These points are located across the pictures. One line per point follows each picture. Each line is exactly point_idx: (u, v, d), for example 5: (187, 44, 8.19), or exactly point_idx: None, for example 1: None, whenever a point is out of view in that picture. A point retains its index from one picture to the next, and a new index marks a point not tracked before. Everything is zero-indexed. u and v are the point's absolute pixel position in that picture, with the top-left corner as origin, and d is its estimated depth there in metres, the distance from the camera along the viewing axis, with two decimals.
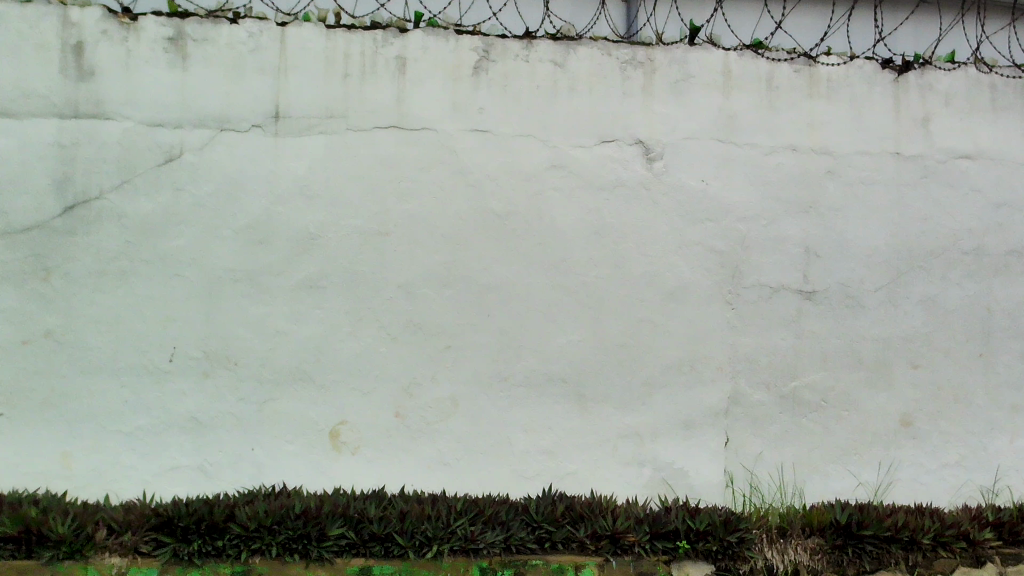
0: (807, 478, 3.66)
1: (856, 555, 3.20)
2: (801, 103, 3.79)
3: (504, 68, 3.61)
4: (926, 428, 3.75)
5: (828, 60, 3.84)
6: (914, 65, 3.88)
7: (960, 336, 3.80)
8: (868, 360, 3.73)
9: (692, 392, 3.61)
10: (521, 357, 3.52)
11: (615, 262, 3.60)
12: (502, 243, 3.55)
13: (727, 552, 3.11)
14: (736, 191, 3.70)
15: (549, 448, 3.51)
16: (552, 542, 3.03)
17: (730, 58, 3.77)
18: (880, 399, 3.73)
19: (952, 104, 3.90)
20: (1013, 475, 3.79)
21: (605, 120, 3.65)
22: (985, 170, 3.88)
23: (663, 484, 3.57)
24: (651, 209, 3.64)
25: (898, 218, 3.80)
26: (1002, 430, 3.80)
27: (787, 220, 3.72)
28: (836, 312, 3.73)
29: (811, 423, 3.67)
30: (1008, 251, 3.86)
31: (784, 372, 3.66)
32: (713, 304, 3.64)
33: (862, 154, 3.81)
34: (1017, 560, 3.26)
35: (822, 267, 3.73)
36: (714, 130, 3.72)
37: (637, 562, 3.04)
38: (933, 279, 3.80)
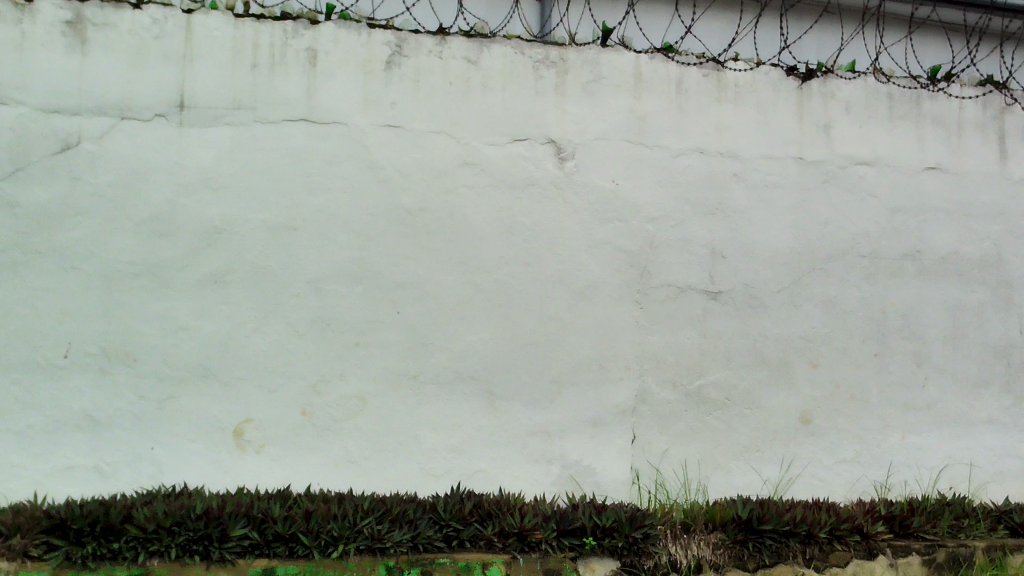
0: (711, 474, 3.73)
1: (756, 549, 3.27)
2: (709, 107, 3.87)
3: (417, 63, 3.58)
4: (824, 426, 3.87)
5: (736, 66, 3.94)
6: (817, 73, 4.00)
7: (857, 336, 3.93)
8: (769, 359, 3.83)
9: (600, 390, 3.65)
10: (430, 355, 3.50)
11: (525, 260, 3.61)
12: (412, 239, 3.52)
13: (632, 548, 3.15)
14: (645, 192, 3.75)
15: (457, 446, 3.50)
16: (459, 539, 3.04)
17: (641, 60, 3.82)
18: (781, 397, 3.83)
19: (852, 112, 4.03)
20: (905, 470, 3.94)
21: (518, 118, 3.66)
22: (883, 176, 4.02)
23: (571, 482, 3.60)
24: (563, 209, 3.66)
25: (800, 221, 3.91)
26: (896, 427, 3.94)
27: (694, 222, 3.79)
28: (739, 312, 3.81)
29: (715, 420, 3.75)
30: (903, 255, 4.01)
31: (689, 371, 3.73)
32: (622, 303, 3.69)
33: (766, 158, 3.91)
34: (907, 552, 3.39)
35: (727, 268, 3.81)
36: (625, 131, 3.76)
37: (543, 559, 3.05)
38: (832, 281, 3.92)
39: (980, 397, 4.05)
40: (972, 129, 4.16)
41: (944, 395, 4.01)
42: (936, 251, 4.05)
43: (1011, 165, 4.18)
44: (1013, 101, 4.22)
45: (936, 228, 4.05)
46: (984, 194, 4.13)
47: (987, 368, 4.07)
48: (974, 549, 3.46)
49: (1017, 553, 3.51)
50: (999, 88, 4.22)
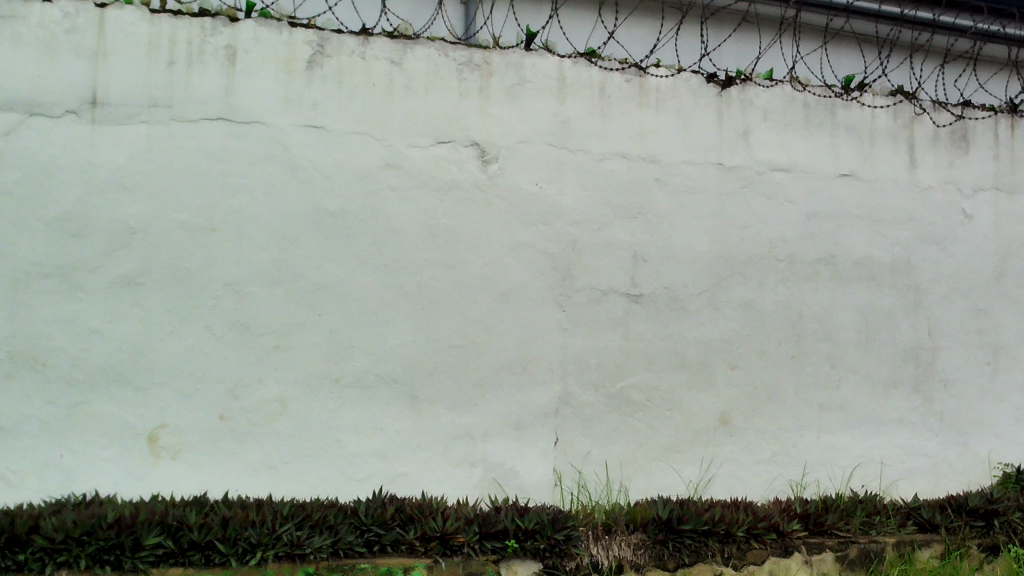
0: (632, 475, 3.77)
1: (676, 549, 3.31)
2: (631, 111, 3.91)
3: (339, 63, 3.54)
4: (742, 426, 3.95)
5: (658, 72, 3.98)
6: (736, 80, 4.08)
7: (773, 339, 4.02)
8: (689, 361, 3.89)
9: (523, 392, 3.66)
10: (352, 358, 3.46)
11: (449, 262, 3.60)
12: (334, 241, 3.48)
13: (554, 550, 3.15)
14: (568, 195, 3.77)
15: (379, 449, 3.47)
16: (381, 544, 3.02)
17: (564, 65, 3.84)
18: (700, 398, 3.89)
19: (770, 119, 4.12)
20: (819, 468, 4.04)
21: (441, 120, 3.64)
22: (799, 182, 4.12)
23: (494, 484, 3.60)
24: (486, 211, 3.66)
25: (719, 225, 3.98)
26: (811, 427, 4.04)
27: (616, 225, 3.83)
28: (660, 314, 3.86)
29: (636, 421, 3.79)
30: (818, 259, 4.11)
31: (611, 373, 3.76)
32: (545, 306, 3.70)
33: (687, 163, 3.97)
34: (821, 549, 3.48)
35: (648, 271, 3.86)
36: (548, 135, 3.78)
37: (466, 562, 3.05)
38: (750, 284, 4.00)
39: (891, 397, 4.18)
40: (883, 137, 4.29)
41: (856, 395, 4.12)
42: (849, 256, 4.16)
43: (919, 172, 4.33)
44: (921, 110, 4.37)
45: (849, 233, 4.17)
46: (895, 200, 4.26)
47: (897, 369, 4.20)
48: (884, 545, 3.56)
49: (924, 548, 3.63)
50: (909, 98, 4.36)
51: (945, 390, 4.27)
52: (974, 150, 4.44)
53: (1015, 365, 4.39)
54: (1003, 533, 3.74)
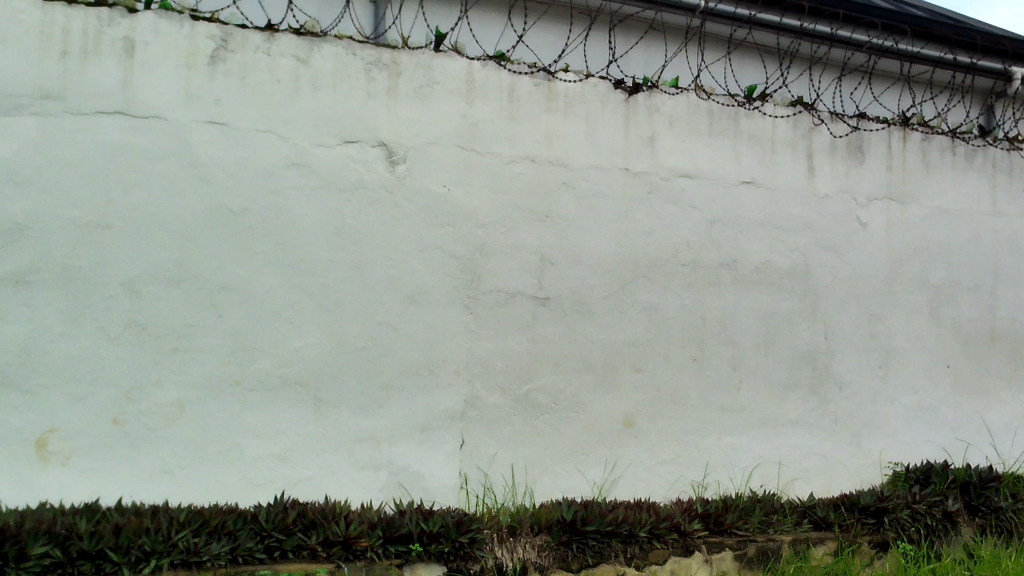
0: (537, 478, 3.79)
1: (580, 549, 3.33)
2: (540, 115, 3.94)
3: (244, 59, 3.46)
4: (646, 429, 4.00)
5: (566, 76, 4.02)
6: (643, 87, 4.14)
7: (677, 341, 4.09)
8: (595, 364, 3.93)
9: (429, 395, 3.64)
10: (254, 360, 3.39)
11: (356, 263, 3.56)
12: (237, 241, 3.40)
13: (458, 553, 3.14)
14: (476, 198, 3.77)
15: (282, 453, 3.41)
16: (282, 550, 2.96)
17: (474, 67, 3.84)
18: (606, 401, 3.94)
19: (676, 126, 4.20)
20: (720, 469, 4.13)
21: (348, 120, 3.60)
22: (703, 189, 4.21)
23: (398, 488, 3.57)
24: (393, 213, 3.63)
25: (625, 230, 4.04)
26: (712, 429, 4.13)
27: (523, 228, 3.84)
28: (566, 317, 3.89)
29: (542, 424, 3.81)
30: (720, 264, 4.20)
31: (517, 376, 3.77)
32: (452, 308, 3.69)
33: (594, 167, 4.01)
34: (721, 548, 3.54)
35: (555, 274, 3.89)
36: (457, 137, 3.77)
37: (368, 566, 3.00)
38: (655, 288, 4.06)
39: (788, 399, 4.30)
40: (783, 146, 4.41)
41: (755, 397, 4.23)
42: (750, 262, 4.27)
43: (817, 181, 4.47)
44: (819, 121, 4.52)
45: (750, 239, 4.28)
46: (794, 208, 4.39)
47: (795, 372, 4.32)
48: (781, 542, 3.65)
49: (819, 545, 3.73)
50: (808, 108, 4.49)
51: (840, 392, 4.42)
52: (869, 161, 4.61)
53: (905, 368, 4.57)
54: (893, 530, 3.87)
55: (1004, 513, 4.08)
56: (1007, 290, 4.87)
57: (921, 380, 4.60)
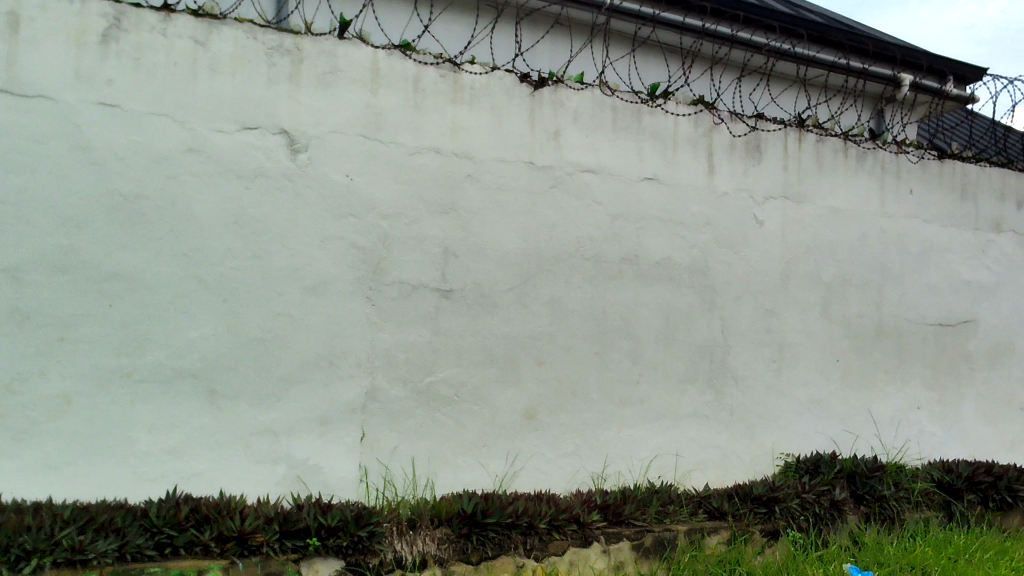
0: (439, 470, 3.77)
1: (479, 542, 3.33)
2: (445, 107, 3.91)
3: (138, 39, 3.34)
4: (547, 421, 4.03)
5: (472, 68, 4.01)
6: (548, 82, 4.16)
7: (578, 334, 4.13)
8: (497, 357, 3.93)
9: (329, 387, 3.58)
10: (146, 351, 3.29)
11: (254, 253, 3.48)
12: (129, 228, 3.29)
13: (357, 547, 3.11)
14: (379, 188, 3.73)
15: (174, 447, 3.32)
16: (173, 546, 2.88)
17: (379, 56, 3.79)
18: (508, 393, 3.95)
19: (580, 121, 4.23)
20: (620, 460, 4.19)
21: (248, 105, 3.51)
22: (606, 184, 4.25)
23: (297, 481, 3.51)
24: (294, 202, 3.56)
25: (529, 223, 4.05)
26: (612, 421, 4.18)
27: (427, 220, 3.82)
28: (469, 310, 3.88)
29: (444, 416, 3.80)
30: (622, 259, 4.26)
31: (419, 368, 3.75)
32: (353, 300, 3.64)
33: (499, 160, 4.01)
34: (618, 538, 3.58)
35: (459, 266, 3.87)
36: (361, 126, 3.72)
37: (264, 563, 2.94)
38: (557, 282, 4.09)
39: (686, 392, 4.39)
40: (684, 144, 4.50)
41: (655, 390, 4.30)
42: (651, 257, 4.34)
43: (716, 179, 4.57)
44: (719, 120, 4.61)
45: (651, 234, 4.35)
46: (694, 205, 4.48)
47: (693, 366, 4.41)
48: (676, 532, 3.72)
49: (713, 535, 3.81)
50: (709, 107, 4.59)
51: (735, 385, 4.53)
52: (766, 160, 4.73)
53: (797, 362, 4.71)
54: (783, 519, 3.98)
55: (887, 501, 4.25)
56: (894, 287, 5.08)
57: (812, 373, 4.76)
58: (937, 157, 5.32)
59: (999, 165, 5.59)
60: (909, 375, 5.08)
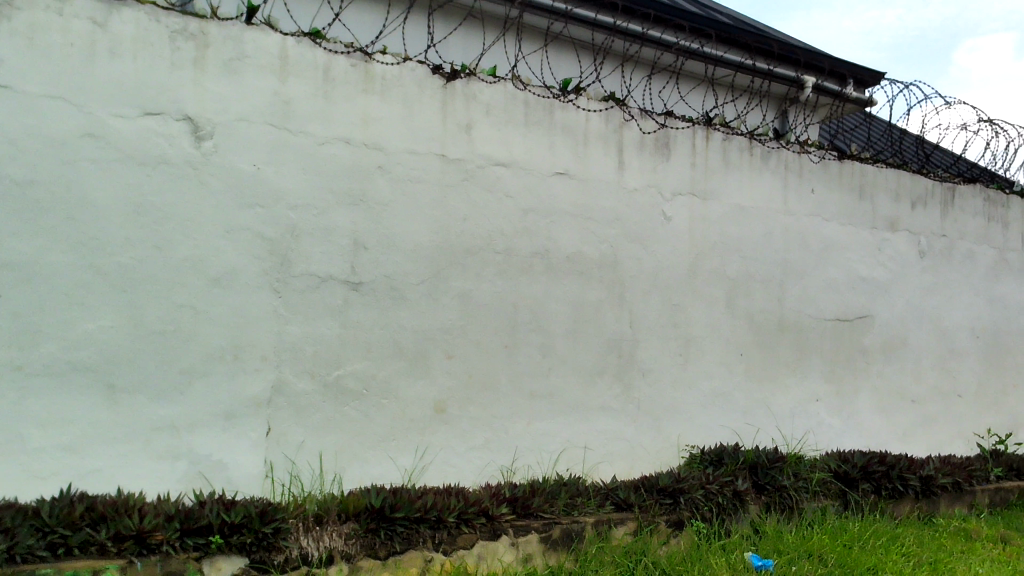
0: (346, 465, 3.73)
1: (387, 537, 3.30)
2: (356, 97, 3.86)
3: (32, 18, 3.20)
4: (456, 415, 4.02)
5: (383, 59, 3.96)
6: (461, 74, 4.14)
7: (489, 328, 4.13)
8: (407, 350, 3.90)
9: (233, 381, 3.50)
10: (38, 344, 3.16)
11: (156, 242, 3.37)
12: (21, 215, 3.15)
13: (261, 544, 3.05)
14: (287, 178, 3.66)
15: (70, 443, 3.20)
16: (66, 547, 2.77)
17: (287, 43, 3.71)
18: (417, 387, 3.92)
19: (492, 114, 4.22)
20: (529, 454, 4.21)
21: (150, 90, 3.40)
22: (517, 178, 4.26)
23: (199, 478, 3.42)
24: (198, 190, 3.46)
25: (441, 216, 4.03)
26: (522, 414, 4.20)
27: (336, 211, 3.76)
28: (379, 303, 3.84)
29: (352, 410, 3.75)
30: (533, 253, 4.28)
31: (327, 362, 3.70)
32: (259, 292, 3.57)
33: (410, 153, 3.97)
34: (527, 531, 3.60)
35: (369, 259, 3.83)
36: (268, 114, 3.64)
37: (164, 562, 2.86)
38: (468, 276, 4.08)
39: (595, 385, 4.43)
40: (595, 140, 4.54)
41: (564, 383, 4.34)
42: (561, 251, 4.37)
43: (626, 174, 4.63)
44: (630, 117, 4.67)
45: (562, 229, 4.37)
46: (604, 200, 4.53)
47: (602, 359, 4.46)
48: (584, 524, 3.74)
49: (619, 526, 3.85)
50: (619, 104, 4.63)
51: (643, 378, 4.60)
52: (674, 157, 4.81)
53: (703, 356, 4.81)
54: (688, 509, 4.05)
55: (786, 491, 4.37)
56: (795, 283, 5.23)
57: (717, 367, 4.86)
58: (837, 158, 5.49)
59: (895, 166, 5.81)
60: (809, 368, 5.24)
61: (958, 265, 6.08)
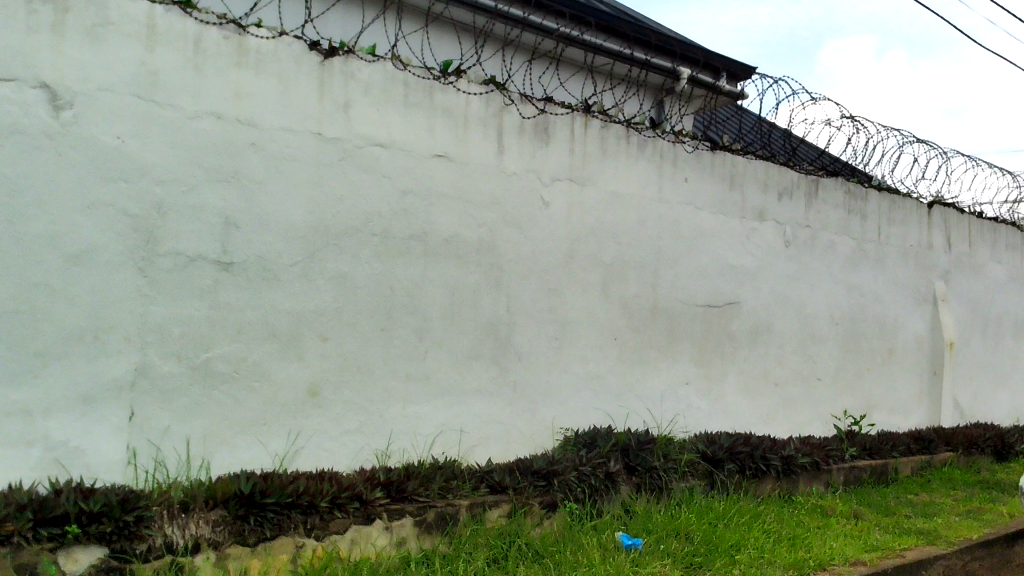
0: (214, 450, 3.62)
1: (257, 523, 3.21)
2: (229, 71, 3.73)
3: None
4: (330, 398, 3.96)
5: (258, 32, 3.84)
6: (339, 51, 4.06)
7: (365, 311, 4.07)
8: (280, 333, 3.81)
9: (93, 363, 3.34)
10: None
11: (8, 216, 3.19)
12: None
13: (123, 533, 2.93)
14: (153, 152, 3.50)
15: None
16: None
17: (156, 12, 3.55)
18: (290, 370, 3.84)
19: (371, 94, 4.15)
20: (404, 438, 4.18)
21: (4, 54, 3.20)
22: (396, 160, 4.21)
23: (55, 465, 3.26)
24: (56, 162, 3.29)
25: (316, 196, 3.95)
26: (398, 398, 4.17)
27: (205, 188, 3.63)
28: (250, 284, 3.73)
29: (221, 394, 3.64)
30: (410, 236, 4.24)
31: (195, 344, 3.57)
32: (122, 270, 3.41)
33: (285, 130, 3.87)
34: (400, 515, 3.58)
35: (240, 239, 3.71)
36: (134, 85, 3.48)
37: (15, 554, 2.71)
38: (344, 258, 4.01)
39: (471, 368, 4.44)
40: (475, 123, 4.52)
41: (441, 367, 4.33)
42: (439, 234, 4.34)
43: (505, 159, 4.64)
44: (510, 101, 4.67)
45: (440, 212, 4.35)
46: (482, 184, 4.52)
47: (479, 343, 4.47)
48: (459, 507, 3.74)
49: (494, 508, 3.86)
50: (500, 88, 4.64)
51: (519, 362, 4.63)
52: (553, 143, 4.85)
53: (578, 340, 4.88)
54: (561, 491, 4.10)
55: (656, 471, 4.51)
56: (668, 270, 5.35)
57: (592, 351, 4.94)
58: (709, 149, 5.64)
59: (764, 158, 6.01)
60: (679, 353, 5.39)
61: (820, 255, 6.35)
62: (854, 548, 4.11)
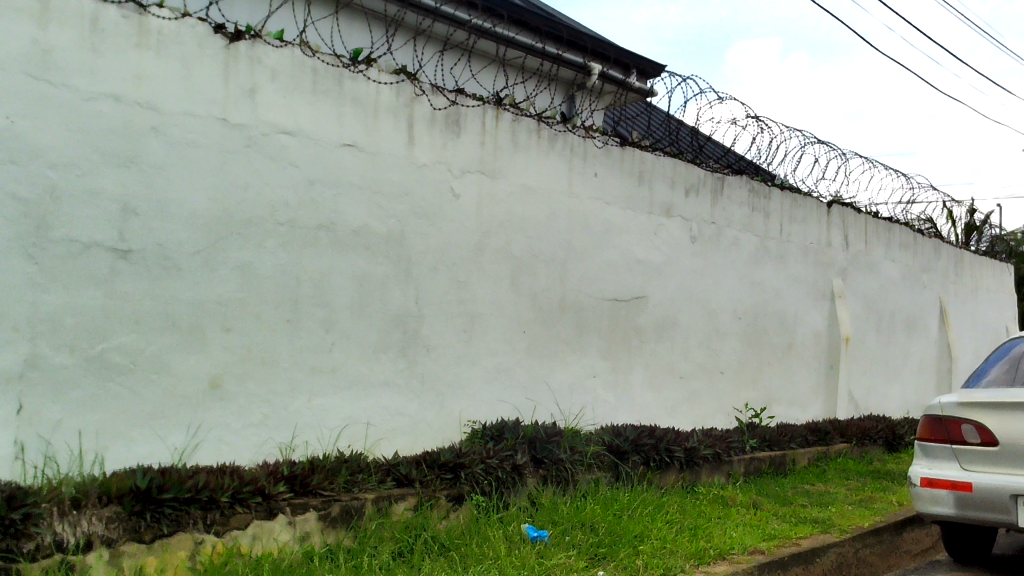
0: (109, 444, 3.49)
1: (154, 519, 3.11)
2: (128, 51, 3.59)
3: None
4: (233, 390, 3.87)
5: (160, 13, 3.72)
6: (245, 35, 3.96)
7: (270, 301, 3.99)
8: (181, 323, 3.70)
9: None
10: None
11: None
12: None
13: (8, 531, 2.79)
14: (46, 134, 3.36)
15: None
16: None
17: None
18: (190, 361, 3.73)
19: (278, 80, 4.06)
20: (310, 431, 4.11)
21: None
22: (303, 148, 4.13)
23: None
24: None
25: (220, 184, 3.84)
26: (302, 390, 4.10)
27: (102, 172, 3.49)
28: (149, 272, 3.61)
29: (116, 386, 3.52)
30: (317, 226, 4.17)
31: (90, 333, 3.45)
32: (11, 256, 3.26)
33: (188, 115, 3.75)
34: (305, 509, 3.51)
35: (139, 226, 3.59)
36: (26, 63, 3.32)
37: None
38: (249, 247, 3.92)
39: (379, 360, 4.39)
40: (385, 113, 4.47)
41: (347, 359, 4.27)
42: (347, 224, 4.28)
43: (416, 149, 4.60)
44: (421, 92, 4.64)
45: (348, 201, 4.29)
46: (392, 174, 4.48)
47: (386, 334, 4.43)
48: (364, 501, 3.70)
49: (400, 501, 3.83)
50: (411, 78, 4.59)
51: (427, 354, 4.60)
52: (464, 135, 4.83)
53: (487, 332, 4.88)
54: (468, 484, 4.09)
55: (563, 464, 4.52)
56: (577, 263, 5.40)
57: (501, 344, 4.95)
58: (619, 144, 5.71)
59: (671, 155, 6.11)
60: (587, 345, 5.44)
61: (724, 251, 6.49)
62: (752, 537, 4.21)
